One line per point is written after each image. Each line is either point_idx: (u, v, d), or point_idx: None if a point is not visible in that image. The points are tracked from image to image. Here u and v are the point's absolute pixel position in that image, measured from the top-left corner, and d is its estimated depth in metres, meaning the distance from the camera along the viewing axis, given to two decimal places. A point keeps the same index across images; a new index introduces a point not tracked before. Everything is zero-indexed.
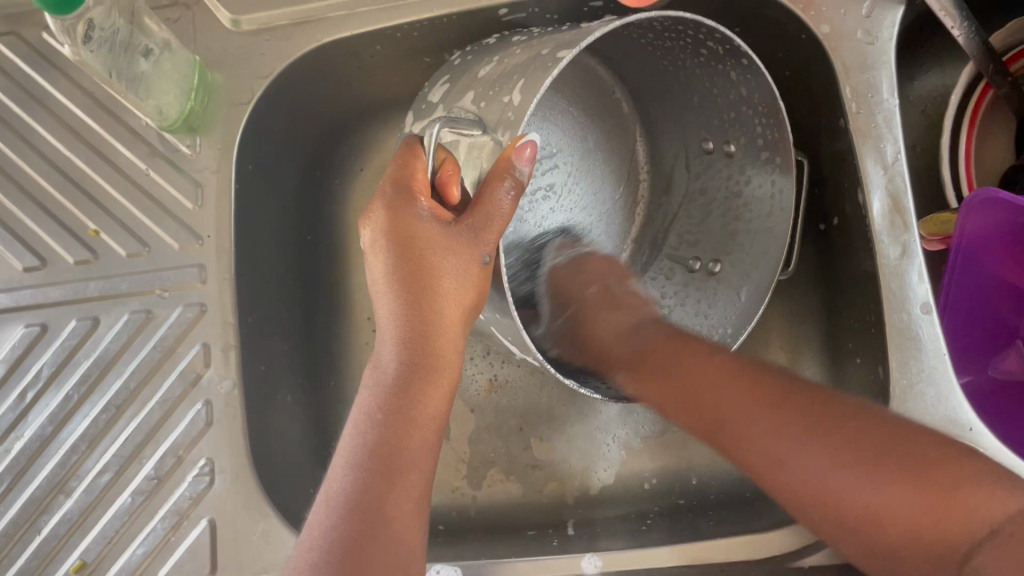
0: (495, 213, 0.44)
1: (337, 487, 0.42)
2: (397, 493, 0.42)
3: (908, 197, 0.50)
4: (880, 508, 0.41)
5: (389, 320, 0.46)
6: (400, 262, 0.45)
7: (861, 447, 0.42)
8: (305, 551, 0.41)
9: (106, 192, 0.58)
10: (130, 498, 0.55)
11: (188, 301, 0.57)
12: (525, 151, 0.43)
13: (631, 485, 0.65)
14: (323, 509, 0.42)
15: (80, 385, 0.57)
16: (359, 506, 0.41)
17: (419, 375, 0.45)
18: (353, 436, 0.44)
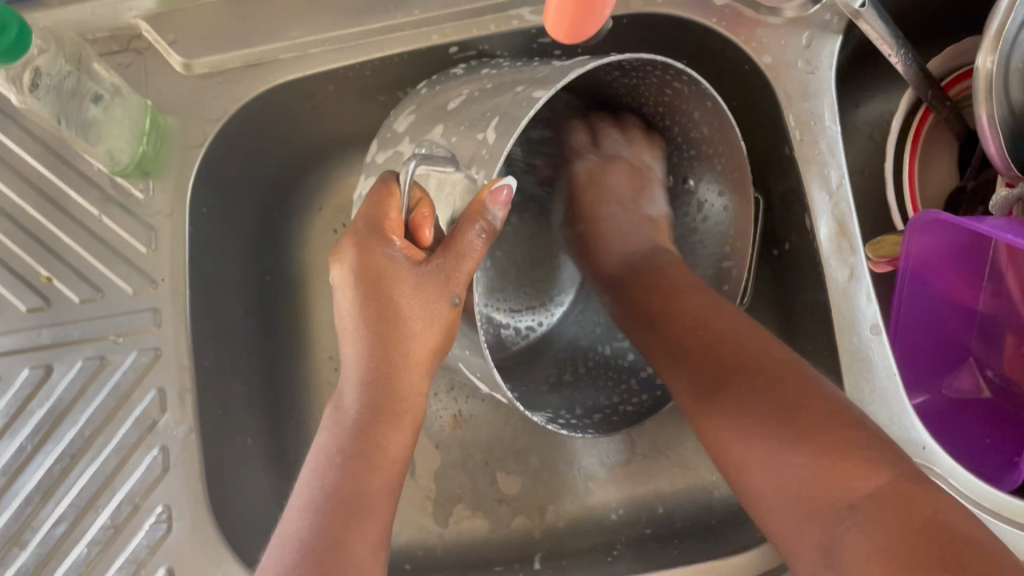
0: (466, 255, 0.44)
1: (294, 530, 0.42)
2: (354, 537, 0.42)
3: (854, 221, 0.51)
4: (794, 474, 0.41)
5: (355, 359, 0.45)
6: (369, 302, 0.44)
7: (783, 416, 0.43)
8: None
9: (59, 238, 0.58)
10: (86, 548, 0.54)
11: (142, 346, 0.56)
12: (499, 194, 0.42)
13: (599, 517, 0.65)
14: (279, 551, 0.42)
15: (34, 434, 0.56)
16: (314, 549, 0.41)
17: (380, 419, 0.44)
18: (312, 478, 0.43)
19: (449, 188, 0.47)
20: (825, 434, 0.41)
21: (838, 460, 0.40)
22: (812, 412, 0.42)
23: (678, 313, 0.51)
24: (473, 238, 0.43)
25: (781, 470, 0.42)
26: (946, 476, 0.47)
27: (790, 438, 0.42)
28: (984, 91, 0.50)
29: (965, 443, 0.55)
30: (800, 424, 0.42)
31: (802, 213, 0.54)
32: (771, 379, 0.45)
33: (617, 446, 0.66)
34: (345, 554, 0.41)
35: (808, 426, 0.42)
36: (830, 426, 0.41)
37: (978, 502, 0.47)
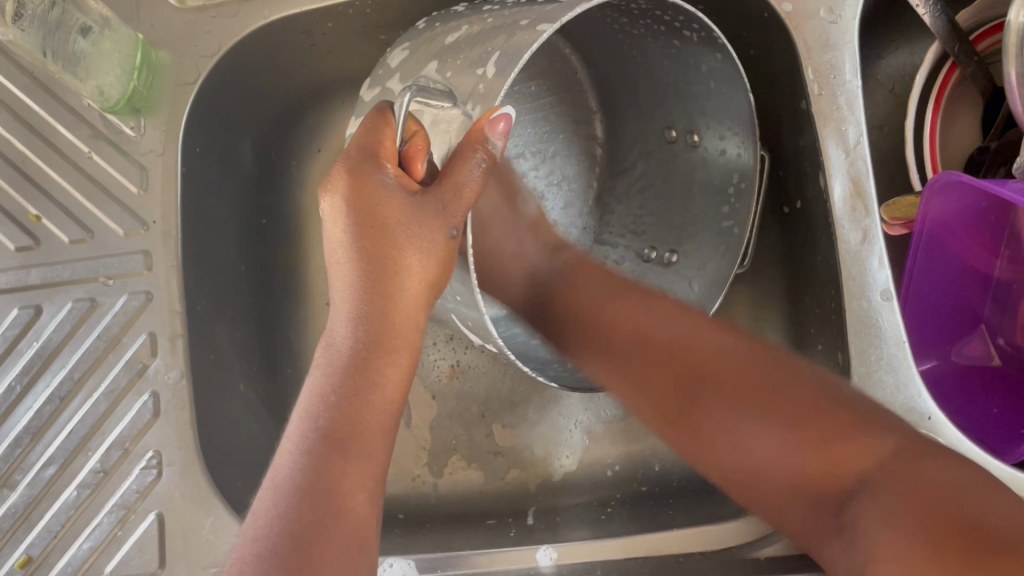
0: (464, 185, 0.43)
1: (286, 474, 0.40)
2: (349, 481, 0.40)
3: (870, 181, 0.49)
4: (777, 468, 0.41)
5: (347, 294, 0.44)
6: (362, 233, 0.43)
7: (771, 402, 0.42)
8: (250, 540, 0.39)
9: (49, 175, 0.56)
10: (76, 492, 0.53)
11: (133, 289, 0.55)
12: (497, 125, 0.43)
13: (594, 472, 0.64)
14: (268, 499, 0.40)
15: (24, 373, 0.55)
16: (308, 493, 0.39)
17: (375, 355, 0.43)
18: (305, 419, 0.41)
19: (443, 125, 0.46)
20: (806, 408, 0.41)
21: (830, 441, 0.40)
22: (747, 362, 0.44)
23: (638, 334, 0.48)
24: (472, 166, 0.43)
25: (775, 462, 0.41)
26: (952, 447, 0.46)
27: (777, 424, 0.41)
28: (1015, 46, 0.48)
29: (972, 413, 0.53)
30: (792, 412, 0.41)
31: (816, 169, 0.51)
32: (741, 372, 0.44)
33: (615, 401, 0.65)
34: (340, 493, 0.40)
35: (752, 385, 0.43)
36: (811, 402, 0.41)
37: None
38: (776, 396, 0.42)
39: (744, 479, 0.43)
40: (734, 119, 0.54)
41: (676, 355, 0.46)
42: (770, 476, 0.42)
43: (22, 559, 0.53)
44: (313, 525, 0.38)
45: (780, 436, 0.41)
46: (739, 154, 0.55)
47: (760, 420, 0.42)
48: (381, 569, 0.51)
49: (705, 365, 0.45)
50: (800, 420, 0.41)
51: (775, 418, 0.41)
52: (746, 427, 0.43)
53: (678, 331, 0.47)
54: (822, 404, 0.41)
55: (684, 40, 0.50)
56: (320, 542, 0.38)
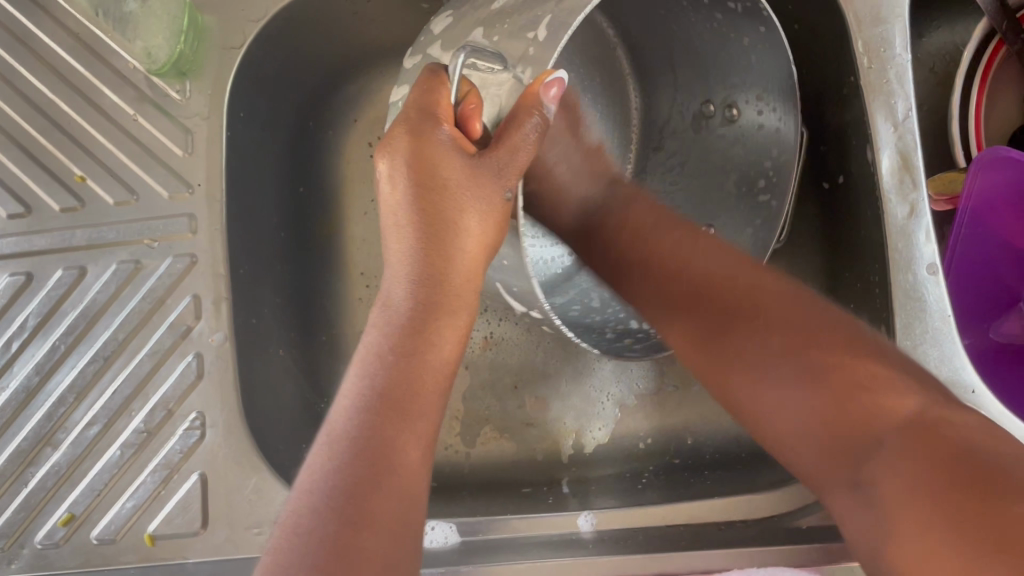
0: (521, 148, 0.44)
1: (340, 428, 0.39)
2: (405, 438, 0.39)
3: (918, 155, 0.49)
4: (787, 411, 0.41)
5: (405, 258, 0.43)
6: (422, 193, 0.43)
7: (805, 362, 0.41)
8: (305, 492, 0.37)
9: (95, 138, 0.57)
10: (120, 451, 0.54)
11: (178, 251, 0.55)
12: (552, 89, 0.42)
13: (627, 445, 0.65)
14: (322, 450, 0.39)
15: (68, 334, 0.56)
16: (365, 446, 0.38)
17: (430, 318, 0.43)
18: (360, 375, 0.41)
19: (494, 87, 0.46)
20: (840, 365, 0.40)
21: (855, 395, 0.39)
22: (712, 298, 0.46)
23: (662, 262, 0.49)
24: (530, 130, 0.43)
25: (796, 402, 0.41)
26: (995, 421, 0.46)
27: (786, 362, 0.42)
28: None
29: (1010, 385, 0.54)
30: (807, 359, 0.41)
31: (863, 143, 0.52)
32: (790, 314, 0.43)
33: (646, 373, 0.65)
34: (397, 447, 0.39)
35: (771, 336, 0.43)
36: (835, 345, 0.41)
37: None
38: (811, 342, 0.42)
39: (773, 428, 0.42)
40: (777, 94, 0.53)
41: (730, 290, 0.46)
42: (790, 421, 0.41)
43: (65, 517, 0.53)
44: (369, 480, 0.37)
45: (793, 388, 0.41)
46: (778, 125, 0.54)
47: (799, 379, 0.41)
48: (423, 533, 0.50)
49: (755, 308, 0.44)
50: (819, 370, 0.41)
51: (808, 365, 0.41)
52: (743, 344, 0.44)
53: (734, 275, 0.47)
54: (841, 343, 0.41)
55: (731, 13, 0.50)
56: (379, 497, 0.37)
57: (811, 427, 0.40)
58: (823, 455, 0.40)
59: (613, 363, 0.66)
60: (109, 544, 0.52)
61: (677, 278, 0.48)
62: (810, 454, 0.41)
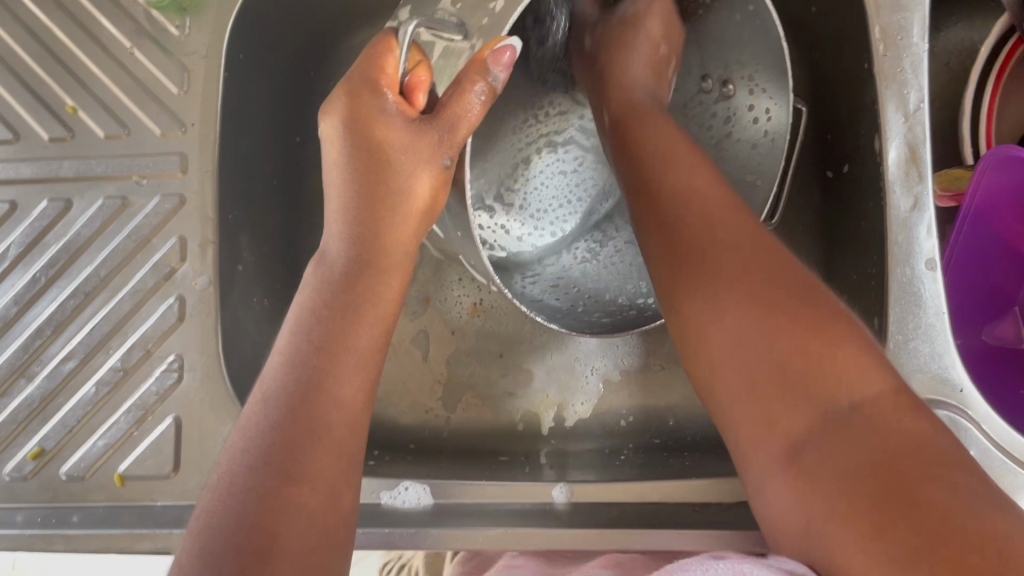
0: (465, 114, 0.41)
1: (273, 385, 0.39)
2: (337, 389, 0.39)
3: (926, 147, 0.48)
4: (738, 339, 0.39)
5: (340, 214, 0.44)
6: (357, 155, 0.44)
7: (784, 327, 0.38)
8: (234, 453, 0.38)
9: (90, 69, 0.55)
10: (95, 388, 0.53)
11: (166, 190, 0.54)
12: (504, 55, 0.39)
13: (607, 421, 0.64)
14: (256, 408, 0.39)
15: (50, 267, 0.55)
16: (296, 402, 0.38)
17: (367, 273, 0.43)
18: (295, 333, 0.41)
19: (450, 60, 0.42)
20: (807, 331, 0.38)
21: (814, 351, 0.37)
22: (722, 227, 0.43)
23: (677, 182, 0.46)
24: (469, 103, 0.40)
25: (744, 344, 0.39)
26: (981, 422, 0.45)
27: (745, 292, 0.40)
28: None
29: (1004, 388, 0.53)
30: (781, 320, 0.39)
31: (871, 132, 0.51)
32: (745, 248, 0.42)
33: (632, 349, 0.65)
34: (325, 408, 0.39)
35: (742, 272, 0.41)
36: (804, 301, 0.39)
37: (1007, 450, 0.45)
38: (776, 296, 0.39)
39: (706, 356, 0.41)
40: (770, 76, 0.53)
41: (698, 220, 0.43)
42: (728, 348, 0.40)
43: (35, 451, 0.52)
44: (296, 437, 0.37)
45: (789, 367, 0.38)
46: (770, 110, 0.54)
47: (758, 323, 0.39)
48: (396, 493, 0.50)
49: (718, 246, 0.42)
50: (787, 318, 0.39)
51: (759, 307, 0.39)
52: (707, 281, 0.41)
53: (723, 207, 0.44)
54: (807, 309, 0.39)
55: None
56: (308, 451, 0.37)
57: (754, 359, 0.39)
58: (754, 412, 0.39)
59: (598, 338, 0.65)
60: (78, 481, 0.51)
61: (683, 193, 0.45)
62: (731, 396, 0.40)
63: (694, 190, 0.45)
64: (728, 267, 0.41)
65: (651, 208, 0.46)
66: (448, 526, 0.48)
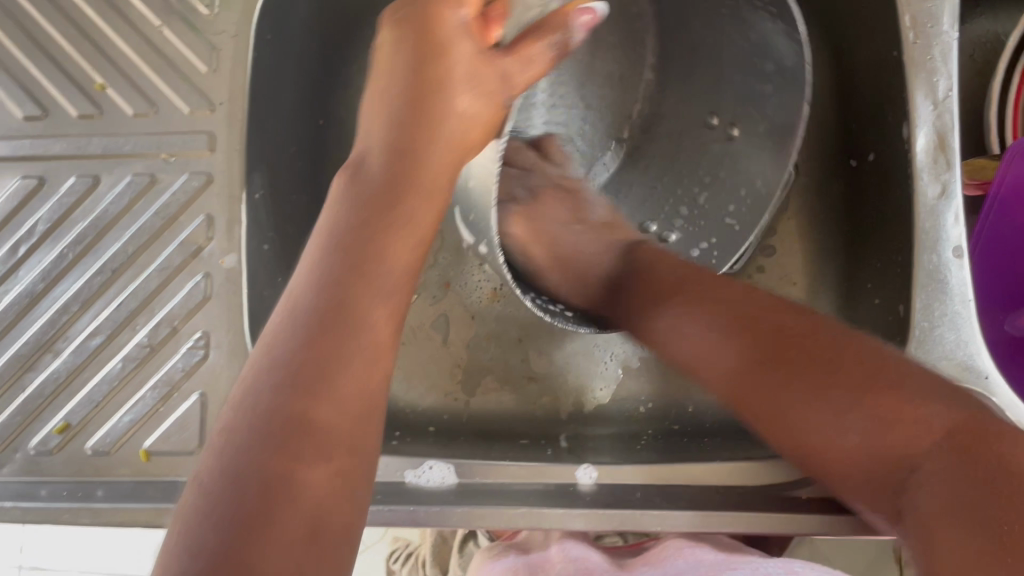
0: (535, 61, 0.44)
1: (300, 304, 0.37)
2: (360, 325, 0.37)
3: (955, 135, 0.48)
4: (815, 412, 0.39)
5: (382, 124, 0.43)
6: (415, 61, 0.43)
7: (847, 383, 0.38)
8: (253, 376, 0.36)
9: (119, 47, 0.56)
10: (121, 364, 0.53)
11: (194, 169, 0.55)
12: (583, 16, 0.43)
13: (626, 407, 0.64)
14: (281, 321, 0.37)
15: (76, 243, 0.55)
16: (315, 332, 0.36)
17: (400, 190, 0.41)
18: (324, 249, 0.39)
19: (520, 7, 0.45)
20: (871, 383, 0.38)
21: (883, 400, 0.37)
22: (766, 305, 0.44)
23: (711, 282, 0.47)
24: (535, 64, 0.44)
25: (822, 410, 0.39)
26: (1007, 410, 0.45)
27: (796, 358, 0.40)
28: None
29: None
30: (841, 378, 0.39)
31: (898, 121, 0.51)
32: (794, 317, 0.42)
33: None
34: (342, 372, 0.36)
35: (800, 341, 0.41)
36: (860, 356, 0.39)
37: None
38: (828, 359, 0.40)
39: (783, 428, 0.41)
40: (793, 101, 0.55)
41: (735, 298, 0.45)
42: (809, 421, 0.39)
43: (61, 426, 0.52)
44: (308, 377, 0.35)
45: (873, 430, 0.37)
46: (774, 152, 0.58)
47: (829, 393, 0.39)
48: (421, 471, 0.51)
49: (763, 318, 0.43)
50: (845, 378, 0.39)
51: (819, 372, 0.39)
52: (751, 352, 0.42)
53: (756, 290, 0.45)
54: (868, 358, 0.39)
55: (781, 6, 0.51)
56: (323, 398, 0.35)
57: (835, 420, 0.38)
58: (863, 480, 0.38)
59: None
60: (104, 456, 0.52)
61: (718, 286, 0.46)
62: (846, 479, 0.39)
63: (717, 283, 0.46)
64: (783, 337, 0.41)
65: (688, 292, 0.46)
66: (474, 504, 0.48)
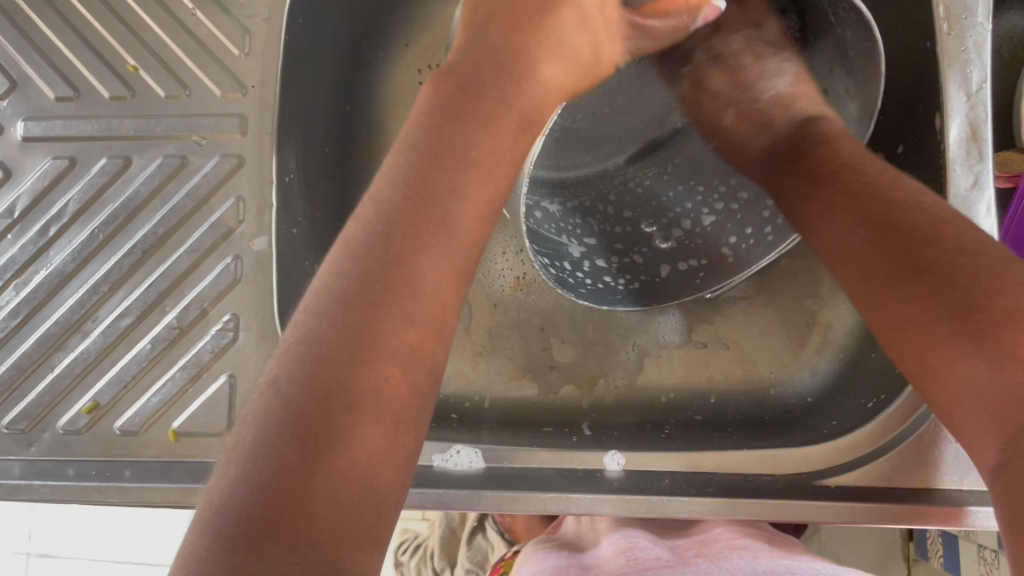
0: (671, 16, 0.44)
1: (369, 222, 0.33)
2: (435, 246, 0.33)
3: (988, 126, 0.48)
4: (918, 329, 0.34)
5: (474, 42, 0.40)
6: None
7: (962, 308, 0.32)
8: (314, 300, 0.32)
9: (152, 30, 0.56)
10: (150, 344, 0.53)
11: (225, 152, 0.55)
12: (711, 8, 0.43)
13: (648, 398, 0.63)
14: (348, 240, 0.33)
15: (107, 224, 0.55)
16: (385, 256, 0.32)
17: (479, 108, 0.37)
18: (401, 162, 0.35)
19: None
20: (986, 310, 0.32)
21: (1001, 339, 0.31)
22: (891, 189, 0.38)
23: (890, 206, 0.37)
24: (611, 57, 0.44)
25: (926, 328, 0.33)
26: None
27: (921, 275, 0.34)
28: None
29: None
30: (959, 298, 0.32)
31: (931, 112, 0.51)
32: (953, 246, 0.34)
33: (675, 327, 0.65)
34: (407, 291, 0.32)
35: (936, 249, 0.34)
36: (977, 266, 0.33)
37: None
38: (965, 296, 0.32)
39: (892, 335, 0.35)
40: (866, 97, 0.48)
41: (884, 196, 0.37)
42: (910, 330, 0.34)
43: (90, 405, 0.53)
44: (380, 307, 0.31)
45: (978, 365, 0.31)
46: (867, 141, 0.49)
47: (938, 314, 0.33)
48: (448, 456, 0.51)
49: (897, 216, 0.36)
50: (968, 304, 0.32)
51: (942, 295, 0.33)
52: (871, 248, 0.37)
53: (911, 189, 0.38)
54: (979, 277, 0.33)
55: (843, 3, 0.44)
56: (391, 330, 0.31)
57: (934, 344, 0.33)
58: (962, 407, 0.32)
59: (640, 315, 0.65)
60: (133, 436, 0.52)
61: (893, 199, 0.37)
62: (937, 393, 0.34)
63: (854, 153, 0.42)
64: (911, 245, 0.35)
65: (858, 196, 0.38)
66: (501, 489, 0.48)
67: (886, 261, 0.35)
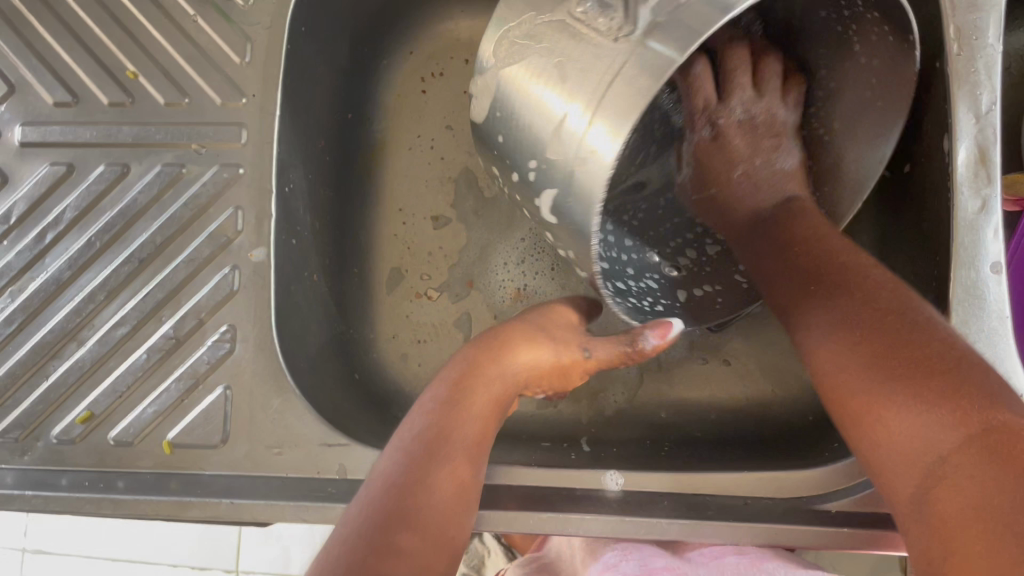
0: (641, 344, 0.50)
1: (383, 472, 0.41)
2: (423, 497, 0.40)
3: (997, 149, 0.47)
4: (851, 382, 0.36)
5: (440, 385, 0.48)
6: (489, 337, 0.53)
7: (892, 360, 0.35)
8: (344, 525, 0.38)
9: (153, 37, 0.56)
10: (146, 355, 0.53)
11: (225, 160, 0.54)
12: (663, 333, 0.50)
13: (648, 414, 0.63)
14: (364, 496, 0.40)
15: (105, 232, 0.55)
16: (387, 506, 0.39)
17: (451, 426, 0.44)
18: (391, 462, 0.42)
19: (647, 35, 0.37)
20: (916, 359, 0.34)
21: (926, 383, 0.33)
22: (851, 263, 0.41)
23: (844, 278, 0.40)
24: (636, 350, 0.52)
25: (857, 380, 0.36)
26: None
27: (861, 336, 0.37)
28: None
29: None
30: (890, 353, 0.35)
31: (938, 132, 0.50)
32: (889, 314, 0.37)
33: (677, 342, 0.64)
34: (424, 493, 0.40)
35: (869, 319, 0.37)
36: (912, 329, 0.36)
37: None
38: (897, 354, 0.35)
39: (836, 399, 0.37)
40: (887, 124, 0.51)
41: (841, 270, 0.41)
42: (845, 389, 0.36)
43: (84, 415, 0.52)
44: (390, 514, 0.38)
45: (911, 412, 0.33)
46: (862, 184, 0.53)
47: (869, 370, 0.35)
48: None
49: (851, 293, 0.39)
50: (901, 357, 0.35)
51: (879, 353, 0.36)
52: (823, 322, 0.40)
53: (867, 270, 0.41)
54: (919, 340, 0.35)
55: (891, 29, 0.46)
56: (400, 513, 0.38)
57: (863, 391, 0.35)
58: (893, 460, 0.33)
59: None
60: (126, 447, 0.51)
61: (843, 274, 0.41)
62: (874, 450, 0.35)
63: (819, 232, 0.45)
64: (851, 320, 0.38)
65: (822, 277, 0.42)
66: (500, 508, 0.48)
67: (863, 313, 0.38)
